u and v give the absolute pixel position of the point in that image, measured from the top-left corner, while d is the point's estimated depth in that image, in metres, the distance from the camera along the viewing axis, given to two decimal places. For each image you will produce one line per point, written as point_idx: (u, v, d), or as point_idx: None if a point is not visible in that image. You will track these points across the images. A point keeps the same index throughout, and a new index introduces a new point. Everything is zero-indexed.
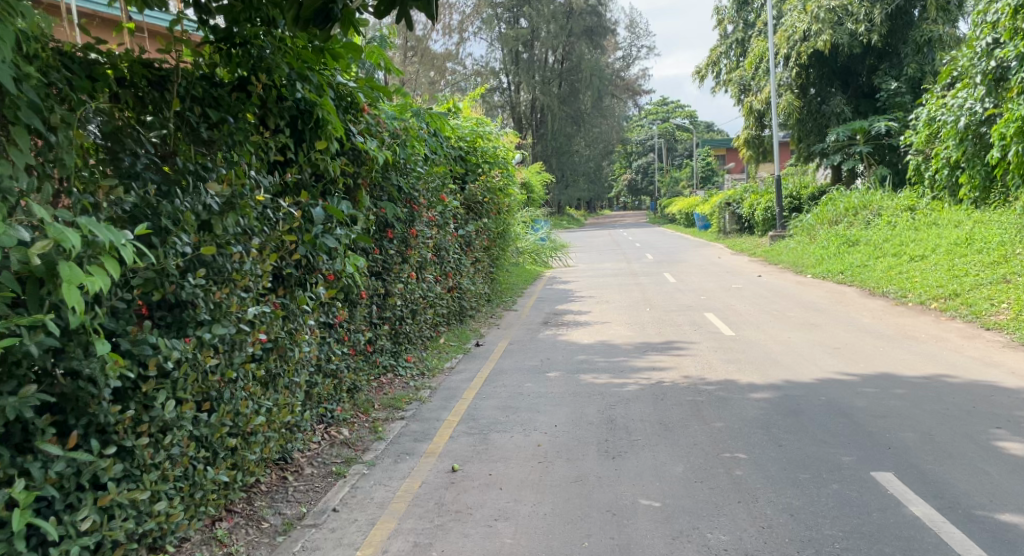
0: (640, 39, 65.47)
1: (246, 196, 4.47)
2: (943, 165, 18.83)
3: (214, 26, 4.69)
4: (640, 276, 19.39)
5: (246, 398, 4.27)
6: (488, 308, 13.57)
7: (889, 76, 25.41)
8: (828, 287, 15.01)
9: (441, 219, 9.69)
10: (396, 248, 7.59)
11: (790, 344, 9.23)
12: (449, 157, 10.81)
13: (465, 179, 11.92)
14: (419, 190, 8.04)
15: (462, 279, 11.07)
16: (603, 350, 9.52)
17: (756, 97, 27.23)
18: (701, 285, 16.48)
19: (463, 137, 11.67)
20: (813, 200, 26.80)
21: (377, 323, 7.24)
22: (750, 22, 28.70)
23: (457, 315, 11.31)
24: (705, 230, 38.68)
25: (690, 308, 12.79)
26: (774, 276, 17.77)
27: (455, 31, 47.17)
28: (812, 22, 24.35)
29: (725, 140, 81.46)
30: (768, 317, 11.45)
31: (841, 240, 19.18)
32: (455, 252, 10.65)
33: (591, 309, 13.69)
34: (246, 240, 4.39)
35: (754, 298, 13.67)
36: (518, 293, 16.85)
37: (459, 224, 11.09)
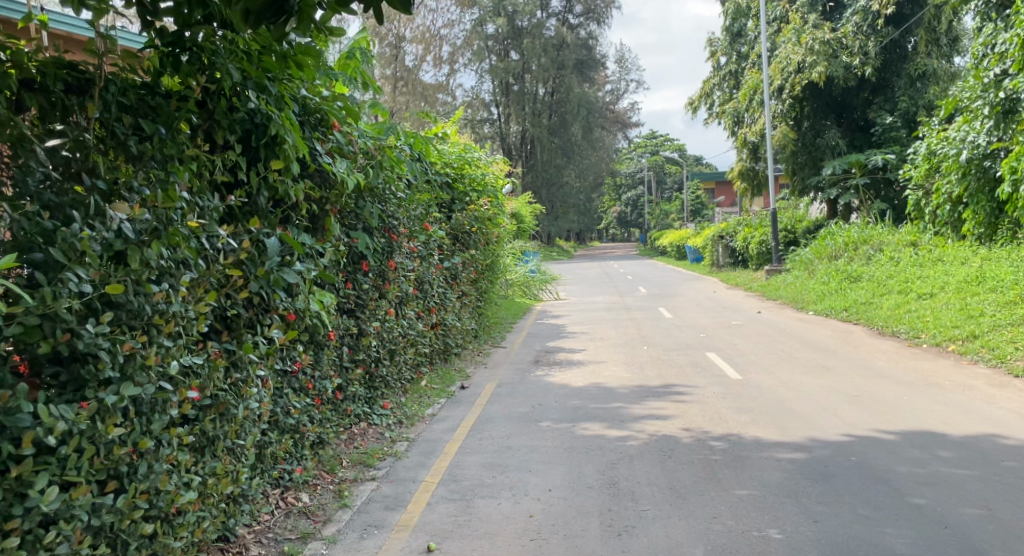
0: (630, 73, 65.62)
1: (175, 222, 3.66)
2: (944, 200, 18.32)
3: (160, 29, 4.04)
4: (635, 311, 18.68)
5: (169, 470, 3.51)
6: (475, 345, 12.79)
7: (883, 110, 24.95)
8: (833, 326, 14.34)
9: (424, 249, 8.95)
10: (371, 282, 6.84)
11: (803, 390, 8.51)
12: (435, 182, 10.13)
13: (452, 208, 11.23)
14: (398, 219, 7.32)
15: (447, 315, 10.31)
16: (600, 394, 8.77)
17: (749, 129, 26.78)
18: (698, 321, 15.77)
19: (449, 162, 10.99)
20: (809, 234, 26.24)
21: (347, 368, 6.46)
22: (742, 54, 28.29)
23: (442, 353, 10.51)
24: (697, 263, 38.10)
25: (690, 347, 12.07)
26: (773, 312, 17.12)
27: (445, 61, 46.85)
28: (807, 55, 23.95)
29: (715, 173, 81.37)
30: (774, 358, 10.75)
31: (842, 276, 18.56)
32: (440, 286, 9.91)
33: (585, 347, 12.94)
34: (175, 276, 3.57)
35: (756, 336, 12.97)
36: (507, 328, 16.07)
37: (444, 256, 10.36)
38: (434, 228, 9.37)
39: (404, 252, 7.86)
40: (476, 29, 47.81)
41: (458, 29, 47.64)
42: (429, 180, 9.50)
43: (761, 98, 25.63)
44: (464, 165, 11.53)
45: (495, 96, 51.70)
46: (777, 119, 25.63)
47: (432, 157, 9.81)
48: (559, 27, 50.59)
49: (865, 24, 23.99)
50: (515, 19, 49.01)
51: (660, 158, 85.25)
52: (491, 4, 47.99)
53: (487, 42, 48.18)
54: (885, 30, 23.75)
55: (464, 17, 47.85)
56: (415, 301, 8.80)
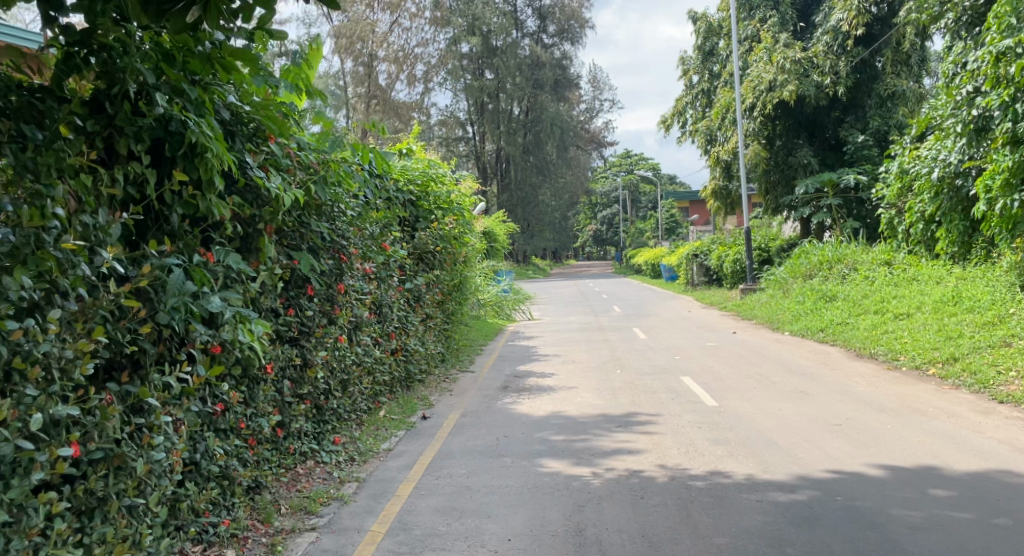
0: (603, 93, 65.79)
1: (51, 244, 3.22)
2: (917, 219, 18.08)
3: (66, 27, 3.55)
4: (609, 332, 18.21)
5: (39, 539, 3.17)
6: (441, 369, 12.24)
7: (855, 128, 24.76)
8: (809, 347, 13.96)
9: (381, 270, 8.42)
10: (318, 308, 6.33)
11: (782, 419, 8.06)
12: (393, 199, 9.61)
13: (415, 226, 10.75)
14: (350, 238, 6.79)
15: (409, 339, 9.77)
16: (569, 425, 8.26)
17: (723, 147, 26.52)
18: (673, 343, 15.34)
19: (409, 178, 10.46)
20: (783, 252, 26.02)
21: (288, 402, 5.96)
22: (715, 73, 28.06)
23: (403, 380, 9.96)
24: (672, 281, 37.81)
25: (663, 371, 11.60)
26: (749, 332, 16.75)
27: (419, 80, 46.44)
28: (778, 73, 23.71)
29: (689, 192, 81.64)
30: (751, 383, 10.31)
31: (817, 295, 18.22)
32: (400, 309, 9.39)
33: (556, 371, 12.44)
34: (42, 312, 3.20)
35: (732, 359, 12.56)
36: (477, 350, 15.52)
37: (406, 277, 9.84)
38: (393, 247, 8.84)
39: (358, 273, 7.34)
40: (450, 48, 47.49)
41: (432, 47, 47.31)
42: (385, 197, 8.97)
43: (734, 116, 25.40)
44: (426, 181, 11.00)
45: (469, 115, 51.36)
46: (750, 137, 25.42)
47: (389, 172, 9.29)
48: (533, 46, 50.47)
49: (835, 43, 23.95)
50: (489, 38, 48.58)
51: (634, 177, 85.26)
52: (466, 23, 47.74)
53: (461, 60, 47.87)
54: (855, 50, 23.67)
55: (438, 36, 47.52)
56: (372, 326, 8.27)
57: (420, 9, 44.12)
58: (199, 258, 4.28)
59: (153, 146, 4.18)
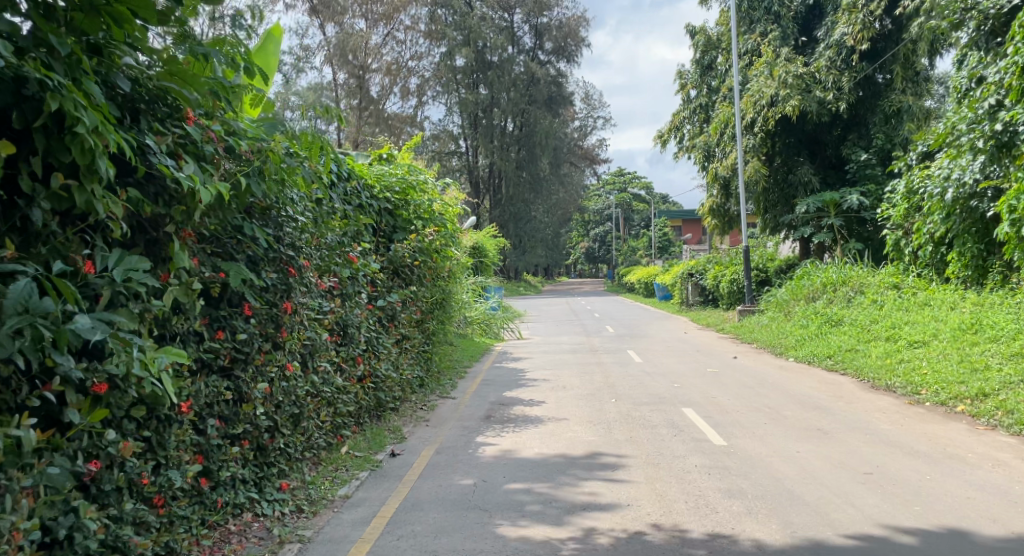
0: (597, 110, 65.20)
1: None
2: (926, 240, 17.13)
3: None
4: (603, 354, 17.17)
5: None
6: (418, 395, 11.19)
7: (858, 146, 23.68)
8: (817, 375, 12.92)
9: (344, 287, 7.39)
10: (259, 329, 5.28)
11: (802, 464, 7.02)
12: (356, 204, 8.60)
13: (391, 237, 9.82)
14: (302, 248, 5.78)
15: (380, 364, 8.74)
16: (558, 469, 7.17)
17: (720, 163, 25.40)
18: (671, 368, 14.30)
19: (374, 184, 9.41)
20: (781, 273, 25.07)
21: (217, 444, 4.95)
22: (713, 87, 27.07)
23: (372, 411, 8.86)
24: (667, 300, 36.80)
25: (662, 401, 10.54)
26: (751, 357, 15.75)
27: (411, 93, 45.57)
28: (779, 88, 22.77)
29: (683, 210, 80.99)
30: (762, 419, 9.26)
31: (821, 318, 17.12)
32: (370, 329, 8.38)
33: (544, 399, 11.34)
34: None
35: (737, 388, 11.53)
36: (460, 373, 14.42)
37: (378, 293, 8.84)
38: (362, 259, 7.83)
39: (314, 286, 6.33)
40: (444, 61, 46.61)
41: (425, 60, 46.49)
42: (347, 204, 7.98)
43: (734, 131, 24.45)
44: (400, 187, 9.95)
45: (462, 128, 50.48)
46: (749, 154, 24.37)
47: (347, 173, 8.28)
48: (528, 61, 49.76)
49: (839, 58, 22.98)
50: (485, 52, 48.32)
51: (628, 195, 84.43)
52: (461, 36, 46.96)
53: (455, 74, 47.04)
54: (859, 65, 22.74)
55: (433, 48, 46.67)
56: (332, 348, 7.24)
57: (414, 21, 43.30)
58: (65, 268, 3.29)
59: (4, 116, 3.27)
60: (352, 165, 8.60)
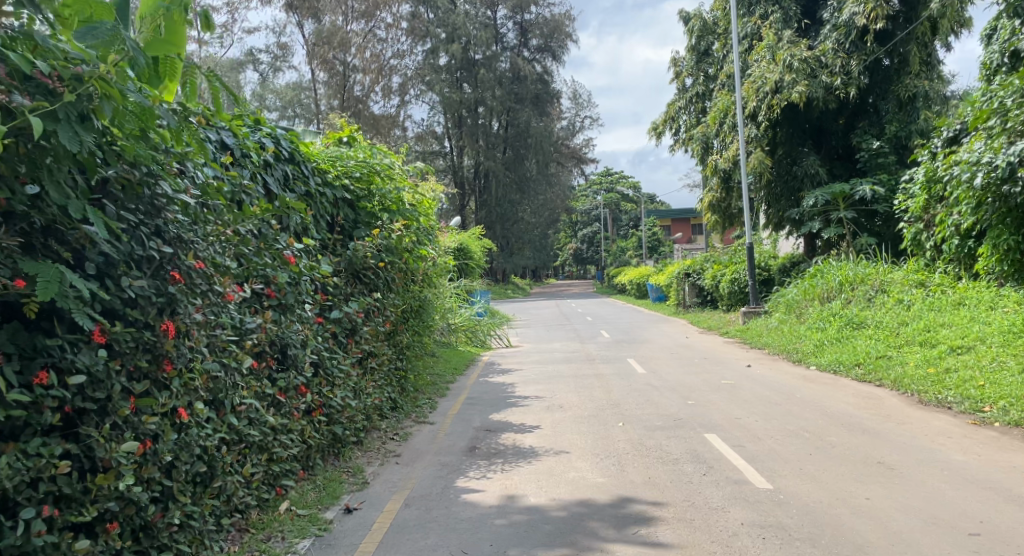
0: (585, 109, 63.82)
1: None
2: (952, 233, 15.42)
3: None
4: (599, 364, 15.50)
5: None
6: (389, 422, 9.53)
7: (868, 134, 21.86)
8: (849, 386, 11.28)
9: (278, 295, 5.82)
10: (123, 370, 3.77)
11: (882, 520, 5.35)
12: (300, 195, 7.04)
13: (351, 233, 8.23)
14: (196, 240, 4.29)
15: (339, 391, 7.10)
16: (562, 529, 5.47)
17: (720, 155, 23.50)
18: (680, 380, 12.62)
19: (320, 167, 7.77)
20: (785, 272, 23.38)
21: (50, 542, 3.40)
22: (710, 75, 25.33)
23: (325, 450, 7.14)
24: (661, 302, 35.18)
25: (677, 425, 8.86)
26: (766, 365, 14.10)
27: (394, 92, 43.81)
28: (783, 72, 21.06)
29: (672, 211, 79.76)
30: (805, 450, 7.60)
31: (841, 319, 15.29)
32: (322, 346, 6.78)
33: (538, 424, 9.62)
34: None
35: (763, 405, 9.87)
36: (440, 389, 12.70)
37: (333, 302, 7.22)
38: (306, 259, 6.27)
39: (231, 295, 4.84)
40: (427, 60, 45.24)
41: (408, 59, 44.97)
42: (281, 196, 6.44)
43: (735, 121, 22.76)
44: (360, 173, 8.34)
45: (446, 129, 48.79)
46: (751, 144, 22.80)
47: (286, 154, 6.74)
48: (513, 58, 48.47)
49: (847, 40, 21.24)
50: (470, 50, 46.71)
51: (615, 195, 82.82)
52: (445, 33, 45.28)
53: (439, 73, 45.35)
54: (869, 47, 21.06)
55: (416, 47, 45.28)
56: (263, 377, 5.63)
57: (396, 18, 41.46)
58: None
59: None
60: (293, 146, 6.99)
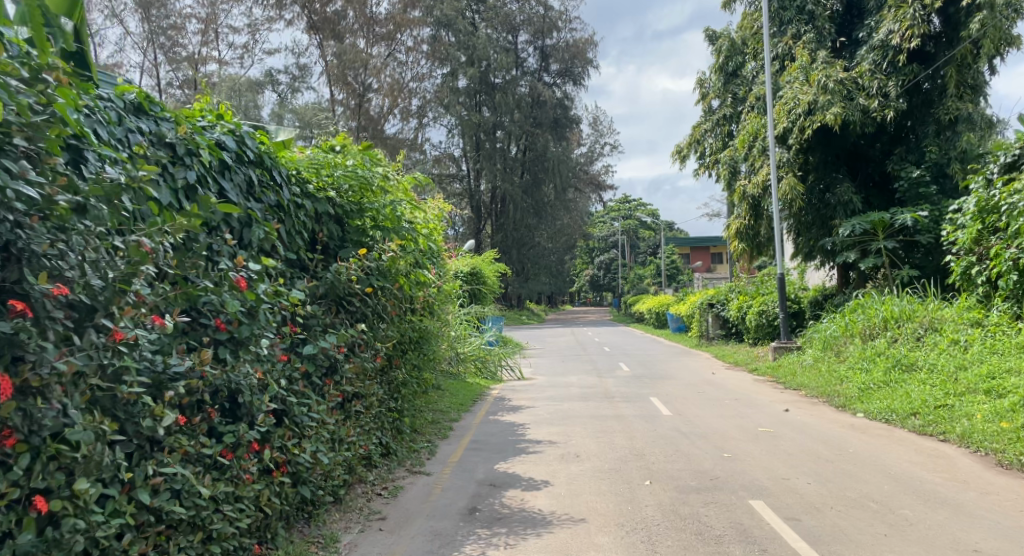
0: (604, 136, 62.90)
1: None
2: (1008, 267, 13.53)
3: None
4: (619, 402, 14.14)
5: None
6: (375, 474, 8.27)
7: (906, 162, 19.70)
8: (908, 440, 9.89)
9: (229, 328, 4.72)
10: None
11: None
12: (272, 206, 5.88)
13: (337, 254, 7.14)
14: (65, 262, 3.36)
15: (310, 444, 5.85)
16: None
17: (750, 180, 21.45)
18: (710, 426, 11.22)
19: (299, 174, 6.59)
20: (817, 306, 21.93)
21: None
22: (739, 96, 23.73)
23: (291, 515, 5.91)
24: (681, 332, 33.72)
25: (716, 487, 7.51)
26: (806, 409, 12.69)
27: (413, 115, 42.88)
28: (817, 93, 18.97)
29: (690, 238, 78.46)
30: (877, 529, 6.29)
31: (889, 360, 13.80)
32: (284, 389, 5.54)
33: (550, 479, 8.28)
34: None
35: (813, 463, 8.51)
36: (440, 430, 11.38)
37: (307, 339, 6.11)
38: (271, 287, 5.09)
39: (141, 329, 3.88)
40: (447, 82, 44.36)
41: (427, 82, 44.11)
42: (242, 208, 5.27)
43: (765, 144, 20.71)
44: (349, 184, 7.21)
45: (464, 152, 47.79)
46: (782, 169, 20.47)
47: (255, 155, 5.52)
48: (533, 83, 47.45)
49: (884, 61, 19.35)
50: (489, 74, 45.80)
51: (633, 221, 81.59)
52: (465, 56, 44.47)
53: (457, 96, 44.46)
54: (908, 67, 19.10)
55: (435, 70, 44.40)
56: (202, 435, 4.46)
57: (416, 40, 40.57)
58: None
59: None
60: (264, 147, 5.76)
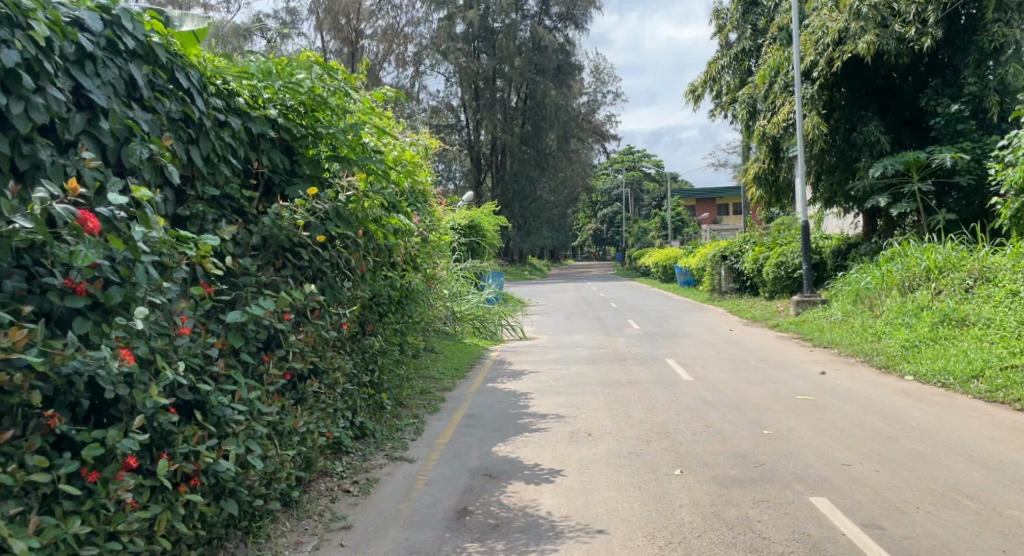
0: (607, 84, 60.79)
1: None
2: None
3: None
4: (633, 365, 12.67)
5: None
6: (343, 461, 6.85)
7: (942, 96, 17.51)
8: (977, 409, 8.37)
9: (89, 292, 3.37)
10: None
11: None
12: (173, 121, 4.43)
13: (287, 191, 5.66)
14: None
15: (233, 443, 4.35)
16: None
17: (769, 120, 19.67)
18: (741, 393, 9.73)
19: (225, 83, 5.10)
20: (840, 256, 20.34)
21: None
22: (759, 28, 21.90)
23: (216, 536, 4.49)
24: (691, 286, 32.25)
25: (764, 479, 6.05)
26: (844, 371, 11.18)
27: (409, 62, 40.90)
28: (848, 19, 17.06)
29: (695, 189, 76.56)
30: (985, 540, 4.81)
31: (935, 315, 12.19)
32: (190, 370, 4.07)
33: (559, 467, 6.81)
34: None
35: (875, 442, 6.99)
36: (430, 400, 9.94)
37: (227, 303, 4.62)
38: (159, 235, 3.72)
39: None
40: (443, 27, 42.40)
41: (423, 27, 42.07)
42: (119, 118, 3.83)
43: (788, 80, 18.86)
44: (295, 101, 5.67)
45: (463, 101, 45.83)
46: (806, 107, 18.43)
47: (140, 44, 4.07)
48: (534, 27, 45.09)
49: None
50: (488, 18, 43.66)
51: (637, 173, 79.80)
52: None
53: (455, 42, 42.67)
54: None
55: (431, 14, 42.31)
56: (35, 451, 3.11)
57: None
58: None
59: None
60: (157, 39, 4.26)
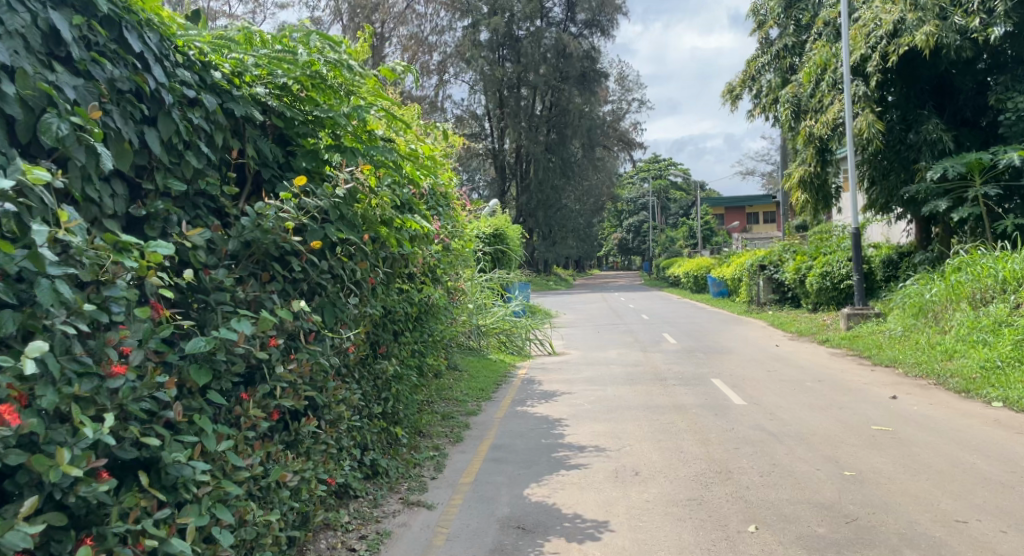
0: (632, 92, 59.64)
1: None
2: None
3: None
4: (675, 385, 11.52)
5: None
6: (349, 508, 5.78)
7: (1013, 91, 16.03)
8: None
9: None
10: None
11: None
12: (120, 94, 3.44)
13: (280, 188, 4.64)
14: None
15: (190, 513, 3.31)
16: None
17: (815, 121, 18.41)
18: (805, 421, 8.56)
19: (198, 53, 4.13)
20: (890, 266, 19.03)
21: None
22: (802, 23, 20.71)
23: None
24: (724, 297, 30.99)
25: (863, 541, 4.91)
26: (918, 395, 9.96)
27: (433, 70, 40.04)
28: (905, 10, 15.95)
29: (723, 198, 75.06)
30: None
31: (1017, 331, 10.92)
32: (128, 419, 3.05)
33: (605, 517, 5.72)
34: None
35: (988, 490, 5.81)
36: (454, 427, 8.87)
37: (186, 330, 3.58)
38: (81, 240, 2.80)
39: None
40: (467, 36, 41.41)
41: (447, 35, 41.32)
42: (31, 80, 2.93)
43: (836, 77, 17.64)
44: (289, 78, 4.64)
45: (487, 109, 44.93)
46: (857, 105, 17.12)
47: None
48: (558, 35, 43.04)
49: None
50: (513, 25, 42.78)
51: (663, 183, 78.55)
52: (487, 7, 41.80)
53: (480, 50, 41.40)
54: None
55: (455, 22, 41.48)
56: None
57: None
58: None
59: None
60: None
